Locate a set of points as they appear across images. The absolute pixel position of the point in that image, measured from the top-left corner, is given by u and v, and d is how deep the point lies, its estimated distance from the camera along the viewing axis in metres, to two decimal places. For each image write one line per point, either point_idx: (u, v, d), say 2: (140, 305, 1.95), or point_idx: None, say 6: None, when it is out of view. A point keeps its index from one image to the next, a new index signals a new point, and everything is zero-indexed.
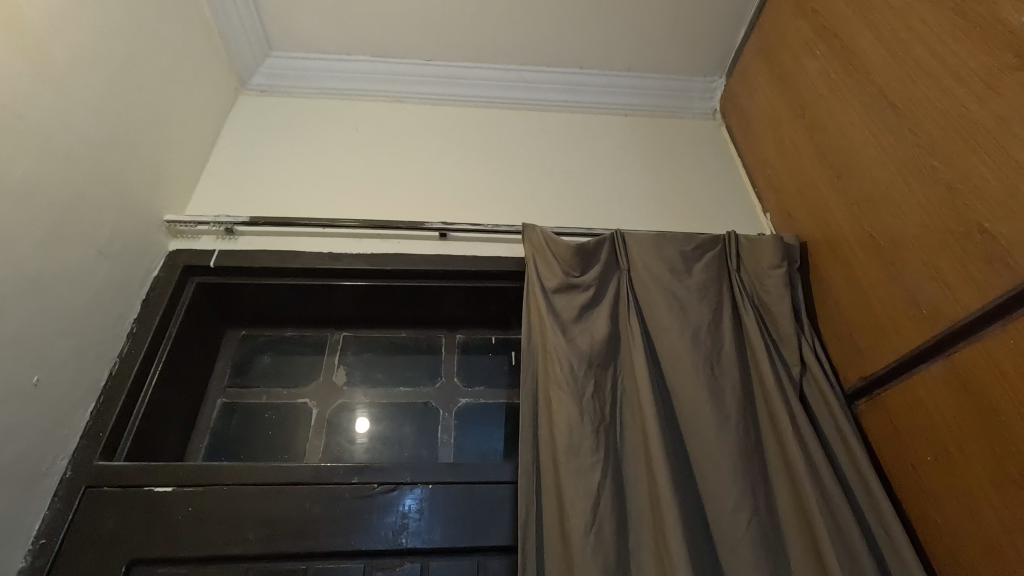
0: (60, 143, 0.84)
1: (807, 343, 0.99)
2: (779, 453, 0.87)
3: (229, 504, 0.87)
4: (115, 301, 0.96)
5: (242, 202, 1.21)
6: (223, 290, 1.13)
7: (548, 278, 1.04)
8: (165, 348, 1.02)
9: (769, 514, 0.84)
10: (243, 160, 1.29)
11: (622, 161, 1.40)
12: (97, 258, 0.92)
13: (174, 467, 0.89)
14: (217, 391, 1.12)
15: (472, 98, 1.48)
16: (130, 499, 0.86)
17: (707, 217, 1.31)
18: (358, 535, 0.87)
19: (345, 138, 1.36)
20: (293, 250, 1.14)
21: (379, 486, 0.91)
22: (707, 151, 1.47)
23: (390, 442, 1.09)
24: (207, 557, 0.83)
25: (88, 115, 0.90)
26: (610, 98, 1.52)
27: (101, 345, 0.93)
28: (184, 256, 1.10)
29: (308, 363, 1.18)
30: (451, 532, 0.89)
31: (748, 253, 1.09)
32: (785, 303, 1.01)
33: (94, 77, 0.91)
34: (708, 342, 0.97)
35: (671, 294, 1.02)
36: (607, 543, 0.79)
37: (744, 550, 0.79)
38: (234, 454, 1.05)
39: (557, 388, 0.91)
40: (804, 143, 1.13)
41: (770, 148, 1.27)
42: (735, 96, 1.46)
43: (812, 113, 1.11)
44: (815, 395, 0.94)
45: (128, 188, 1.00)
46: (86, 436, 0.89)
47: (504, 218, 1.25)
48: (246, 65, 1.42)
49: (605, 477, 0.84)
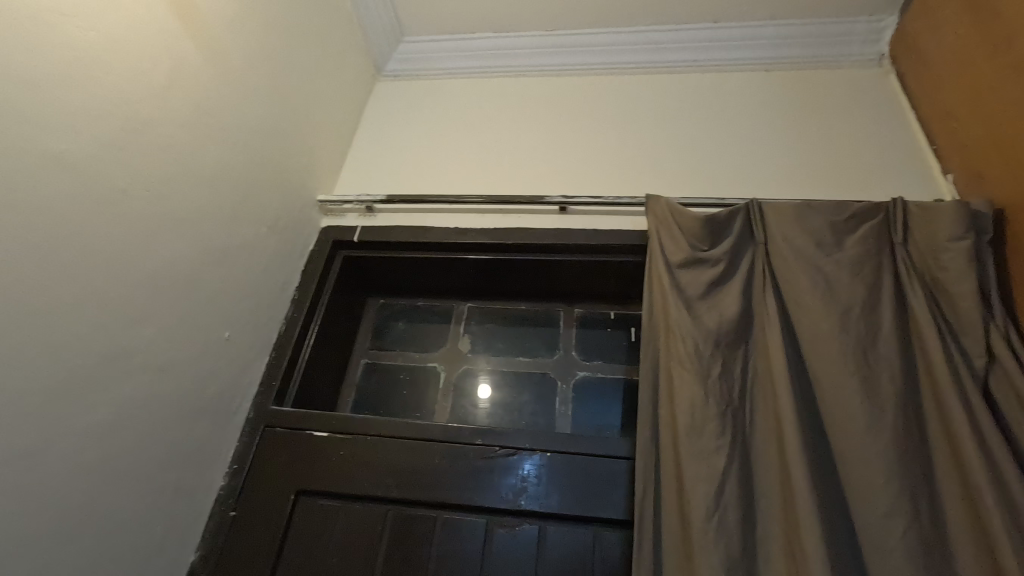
0: (238, 136, 0.98)
1: (997, 331, 0.82)
2: (951, 456, 0.75)
3: (371, 451, 0.98)
4: (281, 271, 1.12)
5: (379, 181, 1.32)
6: (365, 263, 1.26)
7: (672, 252, 0.99)
8: (319, 313, 1.17)
9: (933, 523, 0.73)
10: (380, 143, 1.40)
11: (761, 122, 1.26)
12: (267, 233, 1.08)
13: (329, 415, 1.03)
14: (361, 352, 1.26)
15: (594, 65, 1.43)
16: (295, 439, 1.01)
17: (866, 182, 1.14)
18: (482, 491, 0.93)
19: (470, 116, 1.40)
20: (423, 226, 1.23)
21: (500, 449, 0.97)
22: (869, 104, 1.26)
23: (510, 409, 1.14)
24: (355, 495, 0.95)
25: (258, 110, 1.04)
26: (748, 51, 1.37)
27: (272, 309, 1.09)
28: (333, 232, 1.24)
29: (437, 331, 1.27)
30: (568, 500, 0.91)
31: (919, 223, 0.93)
32: (968, 282, 0.85)
33: (261, 76, 1.05)
34: (861, 325, 0.85)
35: (817, 270, 0.91)
36: (732, 530, 0.75)
37: (898, 558, 0.70)
38: (375, 408, 1.18)
39: (680, 366, 0.87)
40: (1007, 85, 0.92)
41: (958, 95, 1.05)
42: (910, 36, 1.23)
43: (1020, 47, 0.89)
44: (1006, 393, 0.79)
45: (289, 173, 1.15)
46: (262, 384, 1.06)
47: (625, 190, 1.21)
48: (382, 53, 1.52)
49: (731, 463, 0.80)
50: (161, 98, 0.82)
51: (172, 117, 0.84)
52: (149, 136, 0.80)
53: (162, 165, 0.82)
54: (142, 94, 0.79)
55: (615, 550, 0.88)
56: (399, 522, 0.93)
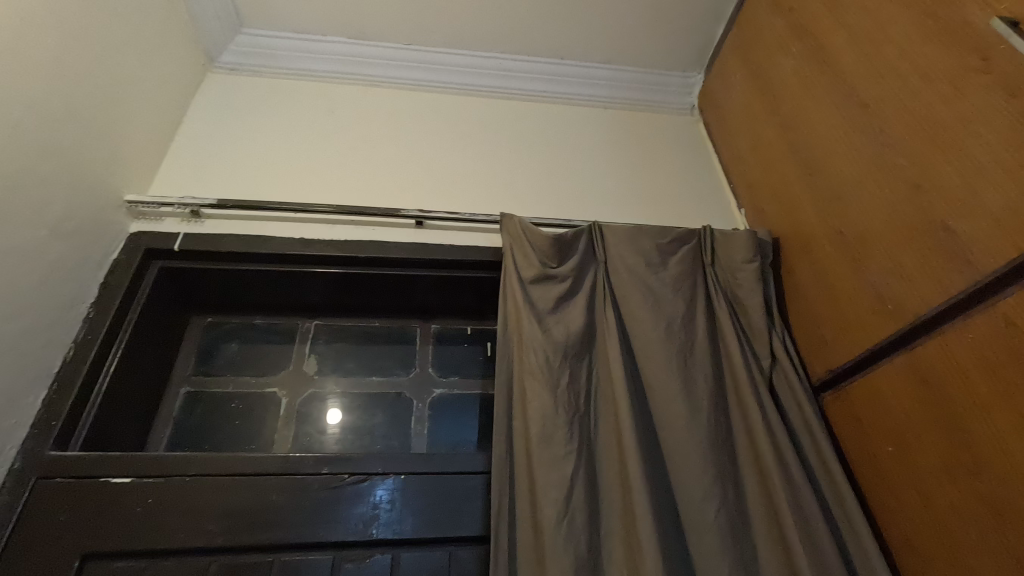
0: (7, 113, 0.79)
1: (777, 337, 1.01)
2: (748, 443, 0.89)
3: (191, 495, 0.84)
4: (69, 283, 0.92)
5: (208, 183, 1.16)
6: (188, 275, 1.09)
7: (524, 268, 1.03)
8: (124, 334, 0.98)
9: (737, 502, 0.85)
10: (210, 140, 1.24)
11: (600, 153, 1.40)
12: (49, 237, 0.87)
13: (133, 457, 0.85)
14: (180, 379, 1.08)
15: (451, 84, 1.45)
16: (84, 491, 0.82)
17: (683, 212, 1.32)
18: (327, 526, 0.85)
19: (319, 121, 1.32)
20: (262, 235, 1.11)
21: (349, 476, 0.90)
22: (684, 145, 1.48)
23: (362, 432, 1.07)
24: (167, 550, 0.80)
25: (39, 85, 0.85)
26: (590, 89, 1.52)
27: (53, 330, 0.88)
28: (145, 239, 1.06)
29: (277, 351, 1.15)
30: (423, 523, 0.88)
31: (722, 247, 1.10)
32: (756, 297, 1.03)
33: (46, 44, 0.86)
34: (681, 334, 0.98)
35: (646, 286, 1.02)
36: (579, 531, 0.79)
37: (711, 537, 0.80)
38: (198, 444, 1.01)
39: (532, 377, 0.90)
40: (778, 139, 1.15)
41: (746, 144, 1.28)
42: (712, 92, 1.47)
43: (786, 111, 1.13)
44: (783, 387, 0.96)
45: (85, 165, 0.95)
46: (36, 425, 0.84)
47: (481, 207, 1.23)
48: (215, 42, 1.36)
49: (578, 467, 0.84)
50: None
51: None
52: None
53: None
54: None
55: (471, 568, 0.87)
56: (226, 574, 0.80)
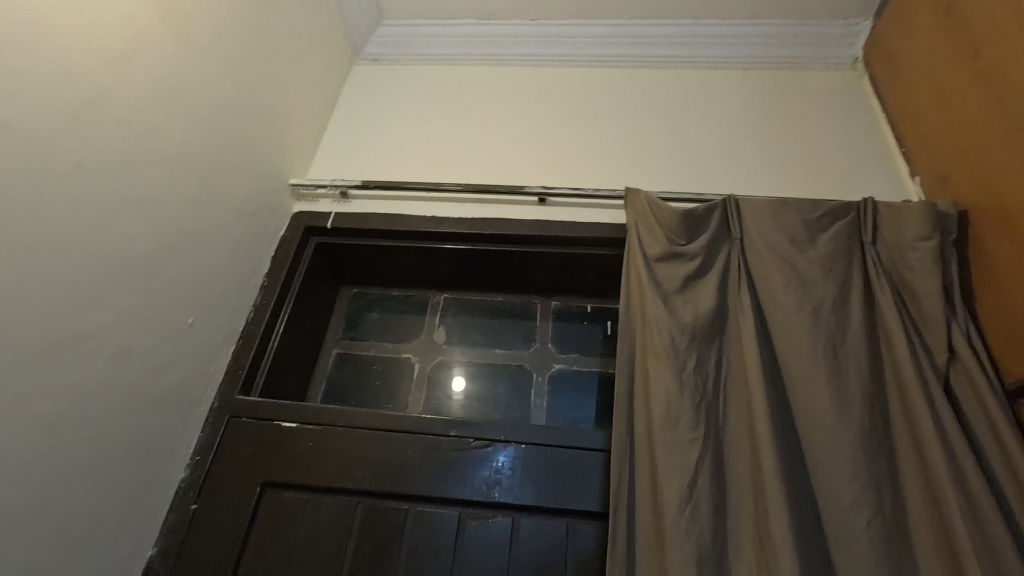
0: (205, 113, 0.94)
1: (959, 329, 0.85)
2: (914, 448, 0.77)
3: (343, 443, 0.96)
4: (250, 256, 1.08)
5: (355, 167, 1.29)
6: (338, 250, 1.22)
7: (650, 246, 0.99)
8: (290, 300, 1.13)
9: (896, 513, 0.74)
10: (357, 128, 1.36)
11: (739, 120, 1.28)
12: (235, 217, 1.03)
13: (298, 406, 0.99)
14: (333, 342, 1.23)
15: (577, 57, 1.42)
16: (263, 430, 0.97)
17: (838, 182, 1.16)
18: (455, 483, 0.92)
19: (450, 103, 1.38)
20: (400, 214, 1.20)
21: (474, 441, 0.95)
22: (843, 106, 1.29)
23: (486, 401, 1.13)
24: (324, 488, 0.93)
25: (226, 86, 1.00)
26: (729, 49, 1.38)
27: (239, 295, 1.05)
28: (306, 217, 1.21)
29: (412, 321, 1.25)
30: (542, 492, 0.91)
31: (888, 222, 0.95)
32: (933, 280, 0.88)
33: (231, 51, 1.01)
34: (832, 320, 0.87)
35: (791, 266, 0.92)
36: (704, 521, 0.76)
37: (861, 547, 0.71)
38: (347, 400, 1.15)
39: (656, 359, 0.87)
40: (975, 91, 0.94)
41: (928, 99, 1.08)
42: (884, 40, 1.26)
43: (988, 54, 0.92)
44: (966, 389, 0.82)
45: (260, 154, 1.11)
46: (228, 373, 1.02)
47: (605, 183, 1.20)
48: (360, 35, 1.48)
49: (704, 454, 0.80)
50: (121, 67, 0.78)
51: (133, 89, 0.80)
52: (107, 107, 0.76)
53: (121, 138, 0.78)
54: (98, 63, 0.74)
55: (589, 543, 0.88)
56: (370, 515, 0.91)
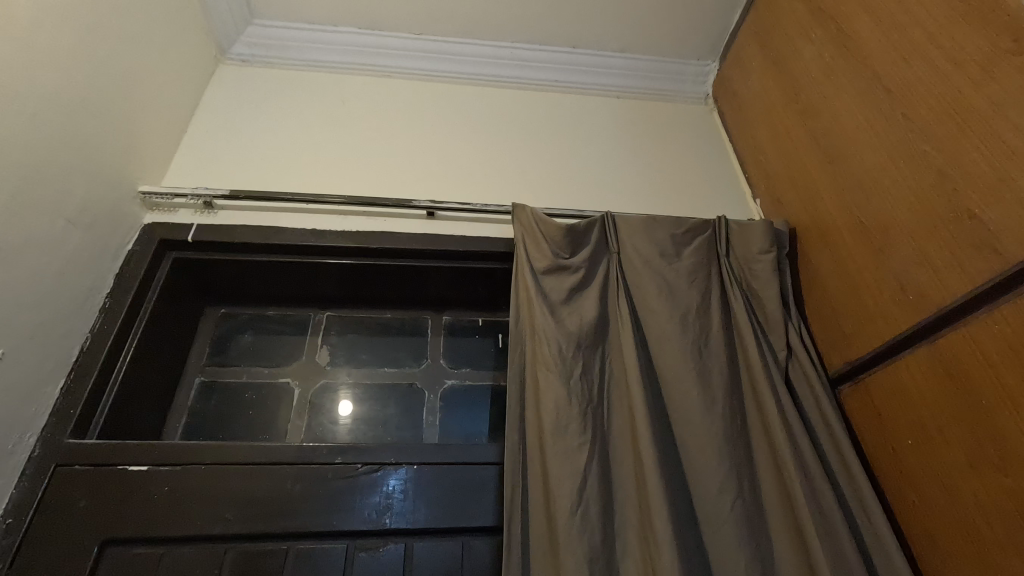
0: (24, 104, 0.79)
1: (794, 329, 0.99)
2: (764, 434, 0.88)
3: (208, 483, 0.85)
4: (86, 273, 0.92)
5: (221, 174, 1.17)
6: (202, 266, 1.09)
7: (537, 260, 1.02)
8: (139, 324, 0.98)
9: (753, 494, 0.84)
10: (223, 132, 1.24)
11: (613, 143, 1.38)
12: (66, 228, 0.88)
13: (150, 445, 0.86)
14: (195, 369, 1.09)
15: (463, 75, 1.44)
16: (103, 478, 0.83)
17: (697, 202, 1.30)
18: (341, 514, 0.86)
19: (330, 112, 1.31)
20: (275, 226, 1.11)
21: (363, 466, 0.90)
22: (698, 135, 1.46)
23: (375, 423, 1.08)
24: (185, 537, 0.81)
25: (55, 75, 0.85)
26: (603, 78, 1.50)
27: (72, 319, 0.89)
28: (160, 229, 1.06)
29: (290, 342, 1.15)
30: (436, 513, 0.88)
31: (737, 237, 1.09)
32: (773, 287, 1.01)
33: (62, 35, 0.86)
34: (696, 325, 0.96)
35: (661, 277, 1.01)
36: (594, 523, 0.79)
37: (727, 529, 0.79)
38: (213, 434, 1.02)
39: (545, 368, 0.90)
40: (798, 128, 1.12)
41: (763, 133, 1.26)
42: (728, 80, 1.45)
43: (806, 98, 1.10)
44: (801, 380, 0.95)
45: (101, 156, 0.96)
46: (56, 413, 0.85)
47: (493, 198, 1.22)
48: (227, 33, 1.36)
49: (592, 458, 0.84)
50: None
51: None
52: None
53: None
54: None
55: (485, 559, 0.87)
56: (242, 562, 0.81)
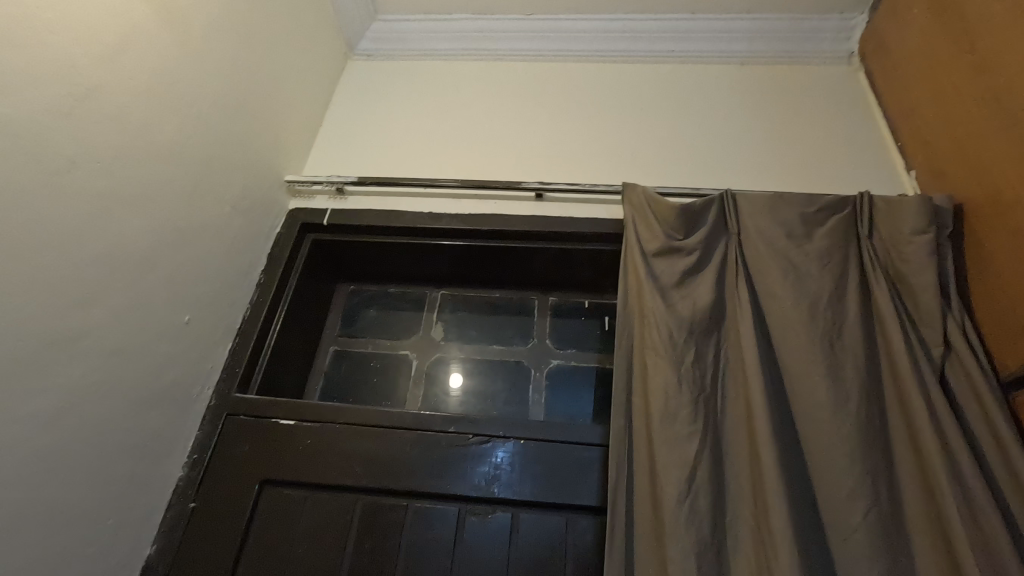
0: (199, 109, 0.93)
1: (954, 322, 0.86)
2: (909, 440, 0.78)
3: (341, 439, 0.96)
4: (245, 253, 1.07)
5: (350, 163, 1.28)
6: (335, 247, 1.22)
7: (647, 242, 0.99)
8: (286, 298, 1.13)
9: (892, 506, 0.75)
10: (352, 123, 1.35)
11: (736, 115, 1.28)
12: (231, 214, 1.03)
13: (296, 403, 0.99)
14: (330, 339, 1.22)
15: (573, 52, 1.42)
16: (260, 428, 0.97)
17: (834, 177, 1.16)
18: (454, 479, 0.92)
19: (445, 99, 1.37)
20: (396, 210, 1.19)
21: (473, 437, 0.95)
22: (839, 100, 1.29)
23: (484, 397, 1.13)
24: (323, 485, 0.92)
25: (221, 82, 0.99)
26: (725, 44, 1.38)
27: (235, 292, 1.05)
28: (301, 214, 1.20)
29: (409, 318, 1.24)
30: (541, 487, 0.91)
31: (884, 216, 0.95)
32: (929, 273, 0.88)
33: (224, 46, 1.00)
34: (829, 314, 0.87)
35: (787, 260, 0.93)
36: (702, 515, 0.76)
37: (858, 539, 0.72)
38: (344, 397, 1.15)
39: (654, 354, 0.87)
40: (973, 84, 0.94)
41: (924, 93, 1.08)
42: (879, 34, 1.26)
43: (984, 47, 0.92)
44: (961, 382, 0.82)
45: (255, 151, 1.10)
46: (225, 370, 1.01)
47: (602, 178, 1.20)
48: (355, 31, 1.47)
49: (703, 448, 0.81)
50: (113, 63, 0.76)
51: (126, 85, 0.79)
52: (99, 103, 0.75)
53: (114, 134, 0.77)
54: (92, 58, 0.73)
55: (587, 537, 0.88)
56: (369, 512, 0.91)
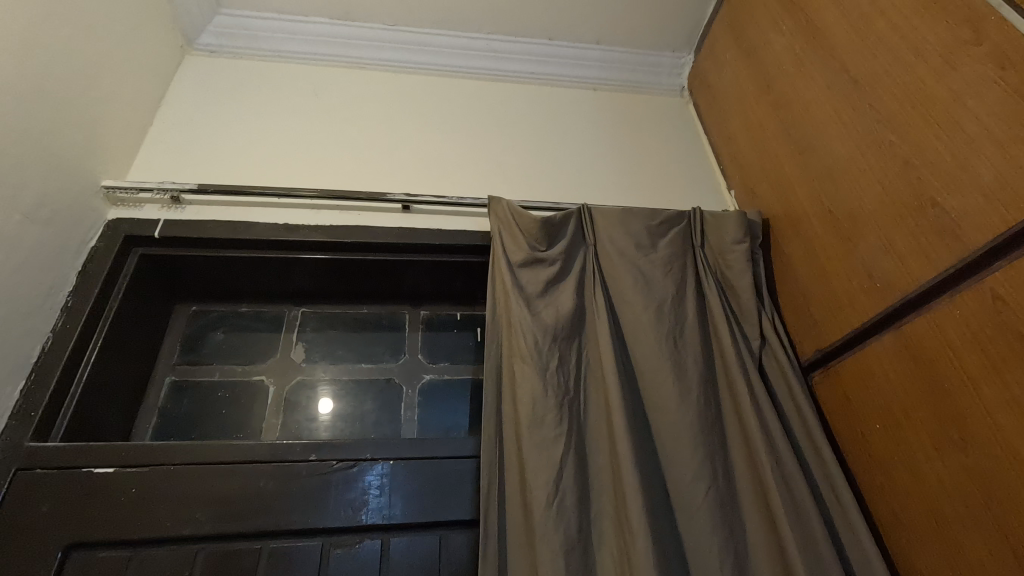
0: None
1: (767, 318, 1.01)
2: (737, 422, 0.89)
3: (178, 482, 0.83)
4: (46, 271, 0.89)
5: (189, 168, 1.14)
6: (170, 262, 1.07)
7: (513, 252, 1.02)
8: (105, 322, 0.96)
9: (726, 482, 0.85)
10: (191, 125, 1.21)
11: (590, 135, 1.38)
12: (24, 223, 0.85)
13: (116, 447, 0.84)
14: (165, 368, 1.07)
15: (438, 66, 1.43)
16: (67, 481, 0.80)
17: (672, 194, 1.31)
18: (318, 511, 0.85)
19: (302, 104, 1.29)
20: (246, 221, 1.08)
21: (338, 463, 0.89)
22: (675, 128, 1.46)
23: (352, 419, 1.06)
24: (154, 538, 0.79)
25: (8, 66, 0.82)
26: (579, 70, 1.50)
27: (32, 318, 0.86)
28: (125, 225, 1.03)
29: (264, 339, 1.13)
30: (414, 507, 0.88)
31: (711, 228, 1.10)
32: (746, 277, 1.03)
33: (14, 23, 0.83)
34: (672, 315, 0.97)
35: (636, 268, 1.02)
36: (570, 512, 0.79)
37: (702, 516, 0.80)
38: (185, 433, 1.00)
39: (521, 361, 0.89)
40: (770, 118, 1.13)
41: (737, 125, 1.27)
42: (702, 72, 1.46)
43: (778, 88, 1.11)
44: (773, 368, 0.97)
45: (59, 150, 0.92)
46: (16, 414, 0.83)
47: (470, 191, 1.22)
48: (193, 23, 1.32)
49: (568, 449, 0.84)
50: None
51: None
52: None
53: None
54: None
55: (462, 553, 0.87)
56: (214, 562, 0.79)
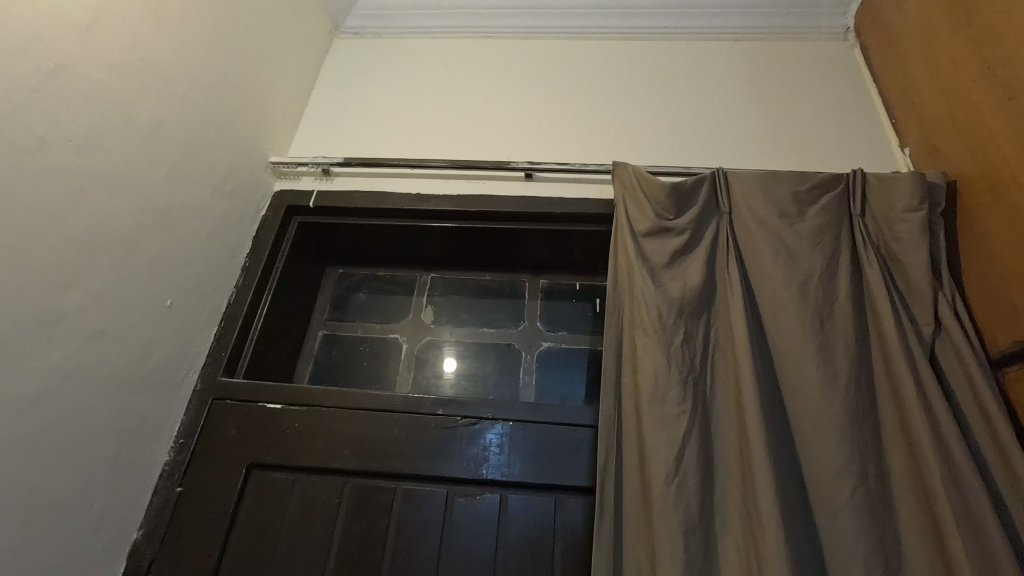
0: (177, 86, 0.90)
1: (945, 299, 0.85)
2: (899, 421, 0.77)
3: (329, 422, 0.95)
4: (230, 235, 1.05)
5: (337, 144, 1.25)
6: (321, 229, 1.20)
7: (638, 221, 0.98)
8: (273, 281, 1.11)
9: (879, 483, 0.75)
10: (339, 103, 1.32)
11: (729, 92, 1.26)
12: (214, 195, 1.01)
13: (283, 387, 0.98)
14: (319, 323, 1.21)
15: (564, 29, 1.39)
16: (247, 412, 0.96)
17: (826, 154, 1.15)
18: (444, 461, 0.92)
19: (433, 77, 1.34)
20: (384, 191, 1.17)
21: (462, 419, 0.95)
22: (835, 78, 1.27)
23: (475, 380, 1.12)
24: (313, 467, 0.92)
25: (200, 59, 0.96)
26: (718, 20, 1.36)
27: (221, 275, 1.03)
28: (287, 196, 1.18)
29: (398, 301, 1.23)
30: (531, 468, 0.91)
31: (876, 194, 0.94)
32: (921, 251, 0.87)
33: (203, 21, 0.97)
34: (820, 292, 0.86)
35: (778, 239, 0.91)
36: (691, 494, 0.76)
37: (845, 516, 0.72)
38: (334, 380, 1.14)
39: (644, 334, 0.86)
40: (968, 58, 0.92)
41: (921, 69, 1.06)
42: (875, 8, 1.23)
43: (982, 20, 0.90)
44: (951, 360, 0.82)
45: (238, 131, 1.07)
46: (211, 354, 1.00)
47: (594, 157, 1.18)
48: (340, 8, 1.43)
49: (692, 428, 0.80)
50: (85, 38, 0.74)
51: (100, 60, 0.76)
52: (73, 79, 0.73)
53: (86, 111, 0.75)
54: (64, 34, 0.71)
55: (577, 518, 0.88)
56: (357, 495, 0.90)
